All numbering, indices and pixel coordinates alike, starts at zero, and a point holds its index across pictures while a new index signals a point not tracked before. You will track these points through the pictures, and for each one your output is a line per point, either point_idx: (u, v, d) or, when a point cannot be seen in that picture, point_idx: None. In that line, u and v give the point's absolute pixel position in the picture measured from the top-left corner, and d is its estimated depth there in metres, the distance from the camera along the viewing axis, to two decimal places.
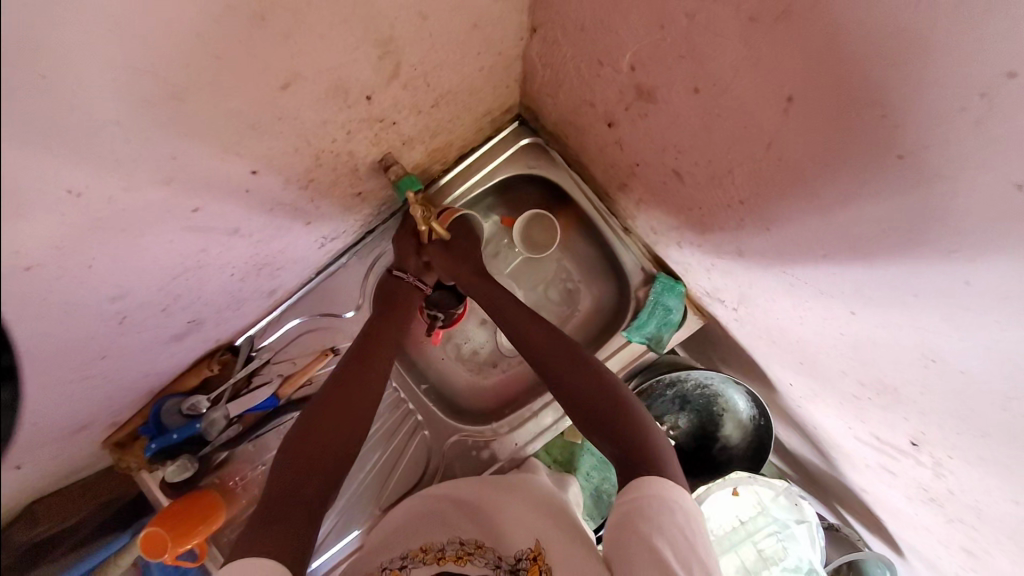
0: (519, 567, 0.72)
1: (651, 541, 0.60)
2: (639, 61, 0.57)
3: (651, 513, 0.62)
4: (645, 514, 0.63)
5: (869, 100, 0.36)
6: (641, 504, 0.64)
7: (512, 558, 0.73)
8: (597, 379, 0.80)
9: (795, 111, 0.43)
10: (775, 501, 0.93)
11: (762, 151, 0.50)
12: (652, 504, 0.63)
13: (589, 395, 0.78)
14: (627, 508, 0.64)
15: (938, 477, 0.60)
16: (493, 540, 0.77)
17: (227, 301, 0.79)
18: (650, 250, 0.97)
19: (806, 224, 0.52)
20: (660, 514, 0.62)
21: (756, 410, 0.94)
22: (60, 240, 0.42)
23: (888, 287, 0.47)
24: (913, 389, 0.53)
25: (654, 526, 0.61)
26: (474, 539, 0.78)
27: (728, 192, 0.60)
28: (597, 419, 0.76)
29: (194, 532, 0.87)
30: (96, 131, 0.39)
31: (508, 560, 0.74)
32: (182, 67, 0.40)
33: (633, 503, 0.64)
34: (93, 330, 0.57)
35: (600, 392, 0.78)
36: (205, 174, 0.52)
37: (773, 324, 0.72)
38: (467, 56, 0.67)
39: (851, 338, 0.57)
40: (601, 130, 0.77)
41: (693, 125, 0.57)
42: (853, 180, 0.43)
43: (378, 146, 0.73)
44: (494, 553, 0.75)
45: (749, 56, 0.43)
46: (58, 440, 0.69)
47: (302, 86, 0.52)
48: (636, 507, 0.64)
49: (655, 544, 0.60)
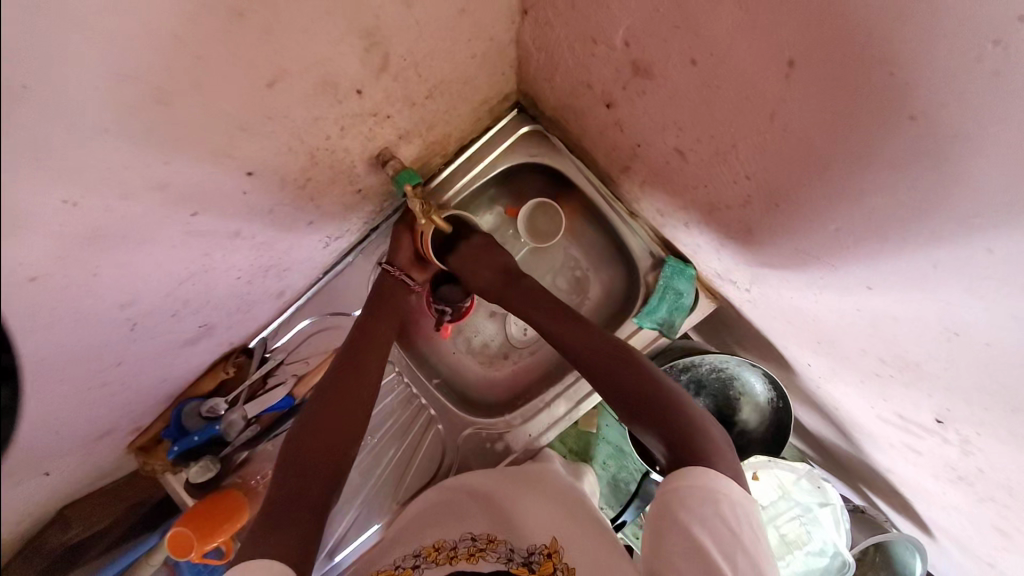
0: (531, 561, 0.71)
1: (693, 532, 0.60)
2: (634, 36, 0.55)
3: (700, 503, 0.61)
4: (689, 504, 0.62)
5: (874, 58, 0.34)
6: (688, 494, 0.63)
7: (525, 551, 0.73)
8: (636, 368, 0.78)
9: (797, 76, 0.41)
10: (797, 484, 0.91)
11: (767, 122, 0.48)
12: (699, 495, 0.62)
13: (635, 391, 0.76)
14: (668, 496, 0.64)
15: (965, 456, 0.57)
16: (506, 532, 0.76)
17: (236, 304, 0.80)
18: (658, 233, 0.95)
19: (814, 196, 0.49)
20: (706, 505, 0.61)
21: (773, 393, 0.92)
22: (59, 250, 0.43)
23: (904, 259, 0.44)
24: (936, 365, 0.51)
25: (697, 516, 0.61)
26: (486, 533, 0.77)
27: (733, 167, 0.58)
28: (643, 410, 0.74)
29: (217, 533, 0.88)
30: (84, 139, 0.38)
31: (520, 552, 0.73)
32: (164, 70, 0.40)
33: (677, 492, 0.63)
34: (104, 338, 0.58)
35: (643, 385, 0.76)
36: (200, 178, 0.52)
37: (787, 304, 0.70)
38: (457, 43, 0.66)
39: (868, 313, 0.54)
40: (600, 112, 0.75)
41: (693, 99, 0.55)
42: (863, 146, 0.40)
43: (374, 141, 0.72)
44: (506, 545, 0.74)
45: (746, 21, 0.41)
46: (81, 446, 0.71)
47: (289, 83, 0.51)
48: (679, 495, 0.63)
49: (698, 533, 0.59)
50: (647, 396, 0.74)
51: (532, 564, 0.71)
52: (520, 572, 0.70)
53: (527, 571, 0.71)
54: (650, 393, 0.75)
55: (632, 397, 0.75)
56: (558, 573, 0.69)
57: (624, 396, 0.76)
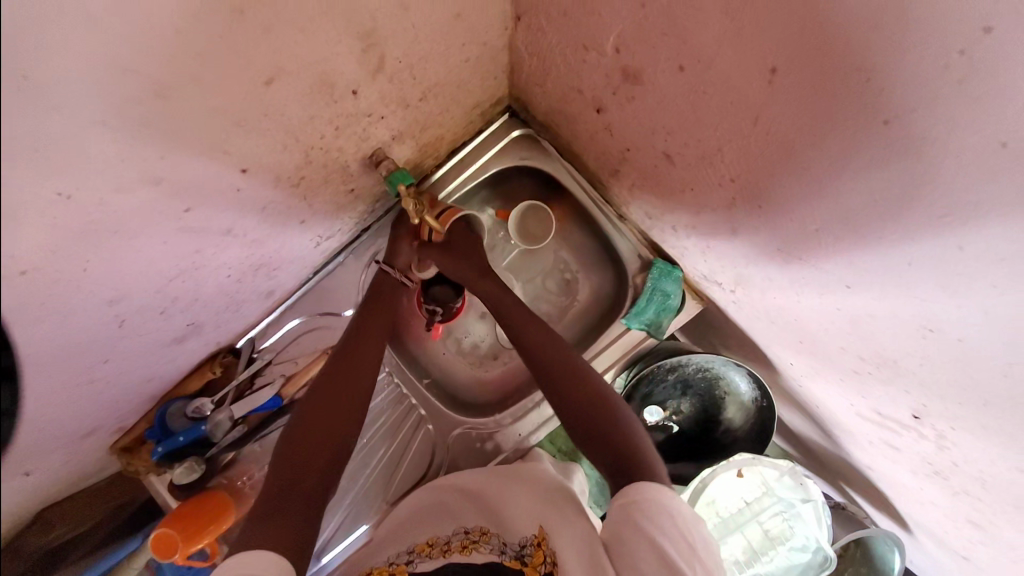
0: (524, 553, 0.73)
1: (652, 537, 0.62)
2: (624, 44, 0.56)
3: (653, 513, 0.64)
4: (646, 514, 0.64)
5: (851, 66, 0.36)
6: (642, 505, 0.65)
7: (517, 544, 0.75)
8: (586, 390, 0.81)
9: (780, 83, 0.43)
10: (780, 481, 0.94)
11: (751, 127, 0.50)
12: (652, 509, 0.65)
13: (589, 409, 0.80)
14: (626, 508, 0.66)
15: (940, 450, 0.60)
16: (499, 527, 0.78)
17: (226, 303, 0.80)
18: (647, 238, 0.97)
19: (797, 198, 0.51)
20: (662, 517, 0.64)
21: (758, 392, 0.94)
22: (53, 243, 0.43)
23: (882, 259, 0.46)
24: (911, 361, 0.53)
25: (656, 526, 0.63)
26: (479, 527, 0.79)
27: (719, 171, 0.60)
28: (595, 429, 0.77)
29: (203, 533, 0.87)
30: (80, 132, 0.39)
31: (513, 546, 0.75)
32: (164, 65, 0.40)
33: (634, 503, 0.66)
34: (92, 334, 0.57)
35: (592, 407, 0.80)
36: (196, 174, 0.52)
37: (770, 304, 0.72)
38: (452, 47, 0.67)
39: (848, 312, 0.57)
40: (591, 116, 0.76)
41: (681, 105, 0.56)
42: (841, 150, 0.42)
43: (368, 141, 0.73)
44: (499, 539, 0.76)
45: (732, 30, 0.43)
46: (66, 445, 0.70)
47: (286, 82, 0.52)
48: (634, 507, 0.66)
49: (657, 540, 0.62)
50: (597, 414, 0.78)
51: (523, 557, 0.72)
52: (512, 564, 0.72)
53: (521, 563, 0.72)
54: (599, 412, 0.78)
55: (584, 418, 0.79)
56: (548, 561, 0.70)
57: (579, 417, 0.79)
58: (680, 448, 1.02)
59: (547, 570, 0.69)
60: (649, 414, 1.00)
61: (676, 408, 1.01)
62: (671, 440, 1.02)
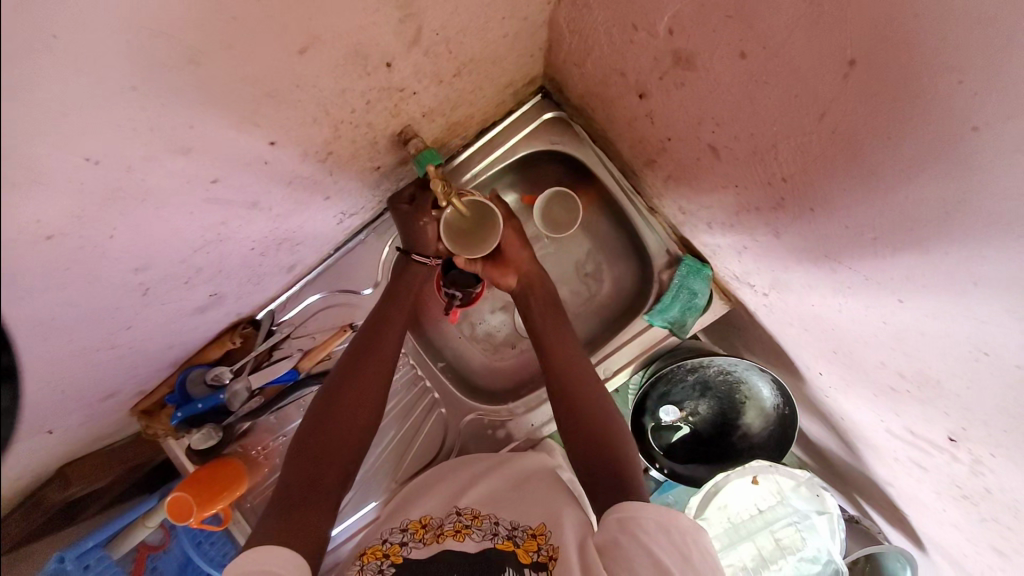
0: (516, 534, 0.73)
1: (650, 549, 0.62)
2: (680, 25, 0.54)
3: (646, 522, 0.64)
4: (644, 528, 0.63)
5: (945, 65, 0.34)
6: (640, 521, 0.64)
7: (510, 525, 0.75)
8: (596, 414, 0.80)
9: (857, 77, 0.40)
10: (796, 491, 0.91)
11: (815, 123, 0.47)
12: (649, 524, 0.64)
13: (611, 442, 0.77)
14: (625, 522, 0.65)
15: (974, 475, 0.57)
16: (490, 509, 0.77)
17: (249, 276, 0.80)
18: (676, 231, 0.93)
19: (857, 204, 0.48)
20: (659, 533, 0.63)
21: (781, 399, 0.90)
22: (78, 208, 0.42)
23: (944, 273, 0.43)
24: (958, 382, 0.50)
25: (652, 538, 0.62)
26: (472, 509, 0.78)
27: (769, 168, 0.57)
28: (604, 452, 0.77)
29: (217, 499, 0.89)
30: (112, 97, 0.38)
31: (505, 527, 0.74)
32: (198, 28, 0.39)
33: (631, 518, 0.65)
34: (116, 302, 0.57)
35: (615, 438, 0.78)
36: (225, 143, 0.50)
37: (807, 311, 0.69)
38: (492, 21, 0.64)
39: (895, 327, 0.53)
40: (632, 103, 0.73)
41: (737, 95, 0.54)
42: (917, 157, 0.39)
43: (398, 118, 0.70)
44: (490, 521, 0.75)
45: (808, 15, 0.41)
46: (87, 406, 0.71)
47: (321, 50, 0.49)
48: (635, 522, 0.64)
49: (654, 553, 0.61)
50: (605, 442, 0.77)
51: (515, 538, 0.72)
52: (504, 545, 0.72)
53: (512, 544, 0.72)
54: (611, 432, 0.78)
55: (591, 436, 0.79)
56: (543, 552, 0.70)
57: (585, 431, 0.79)
58: (693, 449, 1.00)
59: (541, 560, 0.69)
60: (664, 413, 0.98)
61: (692, 409, 0.98)
62: (685, 441, 1.00)
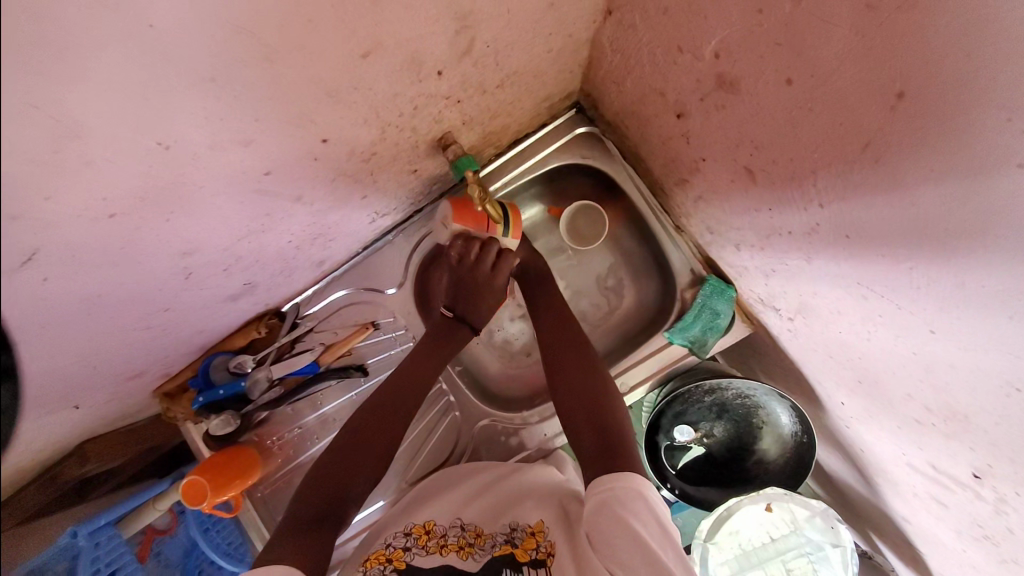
0: (515, 537, 0.74)
1: (632, 526, 0.62)
2: (726, 49, 0.55)
3: (628, 500, 0.65)
4: (621, 501, 0.65)
5: (995, 102, 0.34)
6: (617, 497, 0.66)
7: (508, 530, 0.75)
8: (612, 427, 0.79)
9: (904, 109, 0.41)
10: (809, 521, 0.90)
11: (858, 152, 0.48)
12: (623, 495, 0.66)
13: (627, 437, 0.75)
14: (605, 502, 0.65)
15: (997, 515, 0.56)
16: (490, 526, 0.77)
17: (282, 267, 0.82)
18: (702, 250, 0.94)
19: (894, 233, 0.48)
20: (637, 503, 0.65)
21: (799, 427, 0.89)
22: (141, 191, 0.44)
23: (980, 305, 0.43)
24: (986, 418, 0.49)
25: (631, 512, 0.64)
26: (474, 525, 0.77)
27: (806, 193, 0.58)
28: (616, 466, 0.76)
29: (229, 484, 0.89)
30: (188, 88, 0.40)
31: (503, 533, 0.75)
32: (276, 28, 0.41)
33: (610, 495, 0.66)
34: (160, 284, 0.58)
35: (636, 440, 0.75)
36: (281, 137, 0.53)
37: (833, 338, 0.69)
38: (539, 36, 0.66)
39: (924, 357, 0.53)
40: (669, 121, 0.74)
41: (779, 120, 0.55)
42: (961, 190, 0.40)
43: (440, 124, 0.73)
44: (490, 540, 0.75)
45: (859, 46, 0.42)
46: (116, 383, 0.73)
47: (380, 56, 0.52)
48: (614, 502, 0.65)
49: (633, 526, 0.62)
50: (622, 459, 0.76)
51: (514, 540, 0.73)
52: (502, 551, 0.72)
53: (511, 547, 0.73)
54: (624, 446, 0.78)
55: None
56: (541, 548, 0.71)
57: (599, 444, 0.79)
58: (706, 472, 0.99)
59: (540, 556, 0.70)
60: (679, 433, 0.97)
61: (708, 431, 0.97)
62: (698, 463, 0.99)
